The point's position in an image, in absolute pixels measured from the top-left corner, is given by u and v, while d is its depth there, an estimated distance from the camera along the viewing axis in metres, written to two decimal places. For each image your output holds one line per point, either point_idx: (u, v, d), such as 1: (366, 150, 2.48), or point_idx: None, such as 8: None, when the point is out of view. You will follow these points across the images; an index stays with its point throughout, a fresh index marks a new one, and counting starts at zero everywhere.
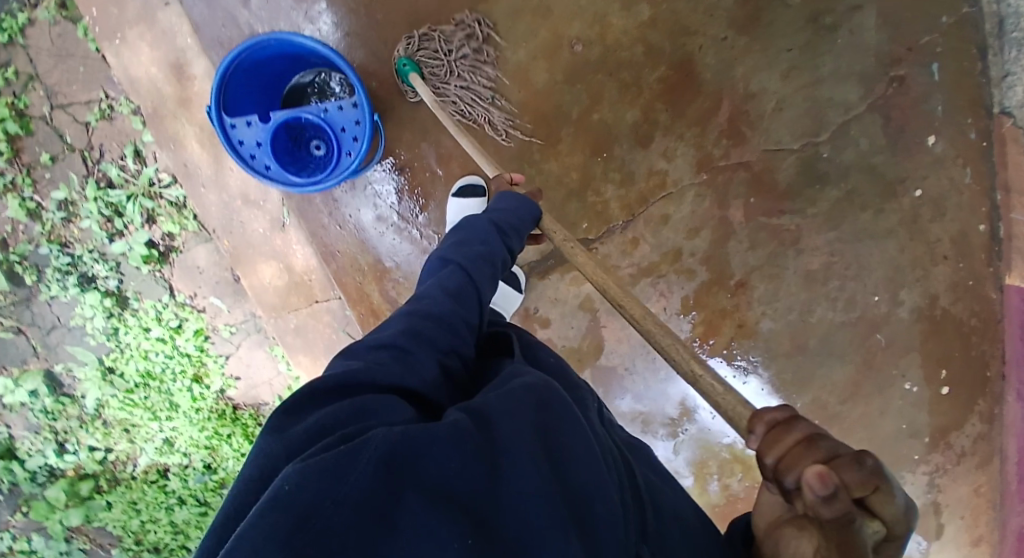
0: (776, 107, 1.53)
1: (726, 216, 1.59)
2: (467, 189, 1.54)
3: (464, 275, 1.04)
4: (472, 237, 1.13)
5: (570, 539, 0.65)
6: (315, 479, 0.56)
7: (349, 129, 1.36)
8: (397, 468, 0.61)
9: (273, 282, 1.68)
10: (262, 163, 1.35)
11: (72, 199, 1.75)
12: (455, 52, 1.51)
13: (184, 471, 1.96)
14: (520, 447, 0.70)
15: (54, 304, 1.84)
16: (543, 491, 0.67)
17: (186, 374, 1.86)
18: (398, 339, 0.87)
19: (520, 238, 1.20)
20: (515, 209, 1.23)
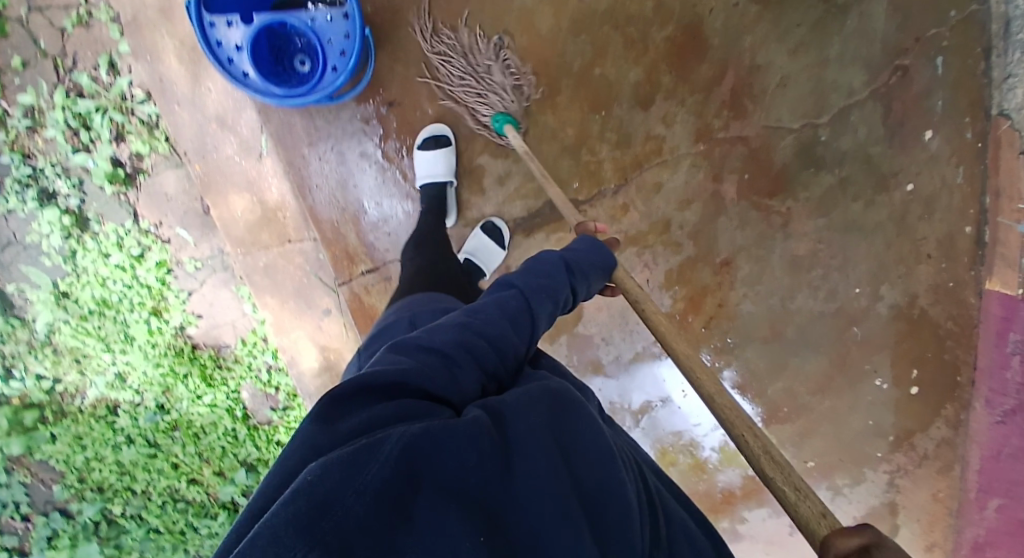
0: (780, 83, 1.49)
1: (719, 190, 1.56)
2: (432, 140, 1.51)
3: (524, 300, 0.96)
4: (540, 266, 1.03)
5: (575, 532, 0.70)
6: (338, 470, 0.59)
7: (337, 43, 1.30)
8: (416, 462, 0.64)
9: (244, 215, 1.61)
10: (239, 69, 1.29)
11: (40, 107, 1.65)
12: (453, 66, 1.47)
13: (135, 410, 1.89)
14: (534, 448, 0.74)
15: (11, 219, 1.74)
16: (551, 487, 0.72)
17: (144, 306, 1.78)
18: (447, 348, 0.83)
19: (590, 288, 1.10)
20: (582, 251, 1.11)
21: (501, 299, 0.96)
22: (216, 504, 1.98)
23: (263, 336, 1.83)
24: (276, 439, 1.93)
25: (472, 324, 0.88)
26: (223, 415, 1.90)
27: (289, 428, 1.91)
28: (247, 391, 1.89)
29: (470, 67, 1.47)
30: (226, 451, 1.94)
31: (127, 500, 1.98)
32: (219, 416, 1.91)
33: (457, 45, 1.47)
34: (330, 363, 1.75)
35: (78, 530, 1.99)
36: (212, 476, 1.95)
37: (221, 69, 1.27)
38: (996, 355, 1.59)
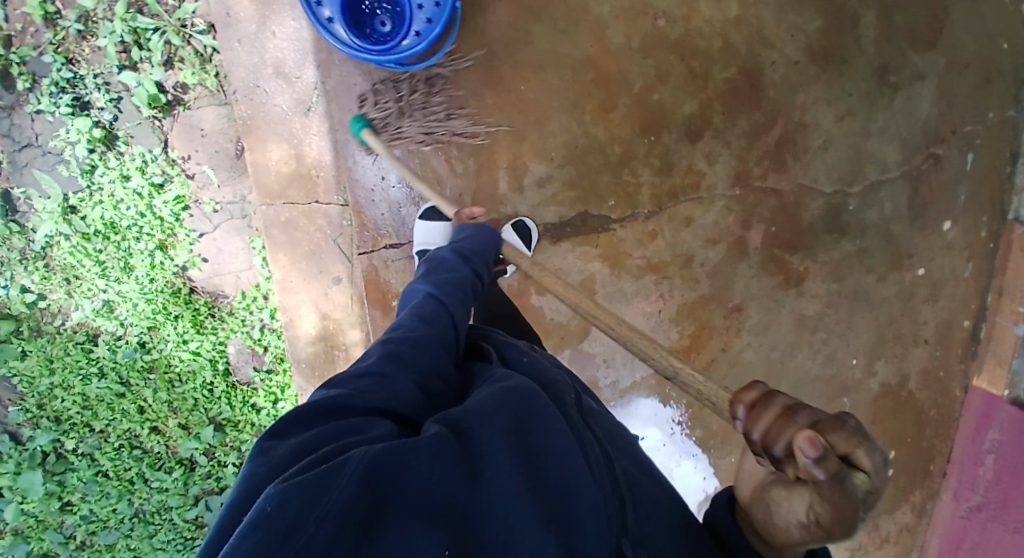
0: (822, 145, 1.55)
1: (745, 237, 1.60)
2: (434, 211, 1.54)
3: (434, 299, 1.09)
4: (435, 269, 1.19)
5: (545, 533, 0.72)
6: (298, 498, 0.60)
7: (426, 10, 1.36)
8: (377, 480, 0.65)
9: (278, 167, 1.62)
10: (325, 14, 1.32)
11: (95, 14, 1.63)
12: (397, 82, 1.53)
13: (115, 342, 1.84)
14: (495, 456, 0.77)
15: (38, 120, 1.70)
16: (517, 491, 0.74)
17: (152, 238, 1.75)
18: (376, 365, 0.89)
19: (485, 266, 1.29)
20: (478, 242, 1.32)
21: (414, 308, 1.07)
22: (173, 458, 1.93)
23: (265, 293, 1.81)
24: (251, 402, 1.88)
25: (392, 336, 0.97)
26: (204, 366, 1.86)
27: (269, 392, 1.87)
28: (234, 345, 1.86)
29: (414, 89, 1.52)
30: (197, 405, 1.88)
31: (82, 437, 1.90)
32: (200, 366, 1.86)
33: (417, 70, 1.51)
34: (327, 333, 1.74)
35: (23, 458, 1.89)
36: (175, 427, 1.90)
37: (308, 11, 1.30)
38: (972, 449, 1.63)
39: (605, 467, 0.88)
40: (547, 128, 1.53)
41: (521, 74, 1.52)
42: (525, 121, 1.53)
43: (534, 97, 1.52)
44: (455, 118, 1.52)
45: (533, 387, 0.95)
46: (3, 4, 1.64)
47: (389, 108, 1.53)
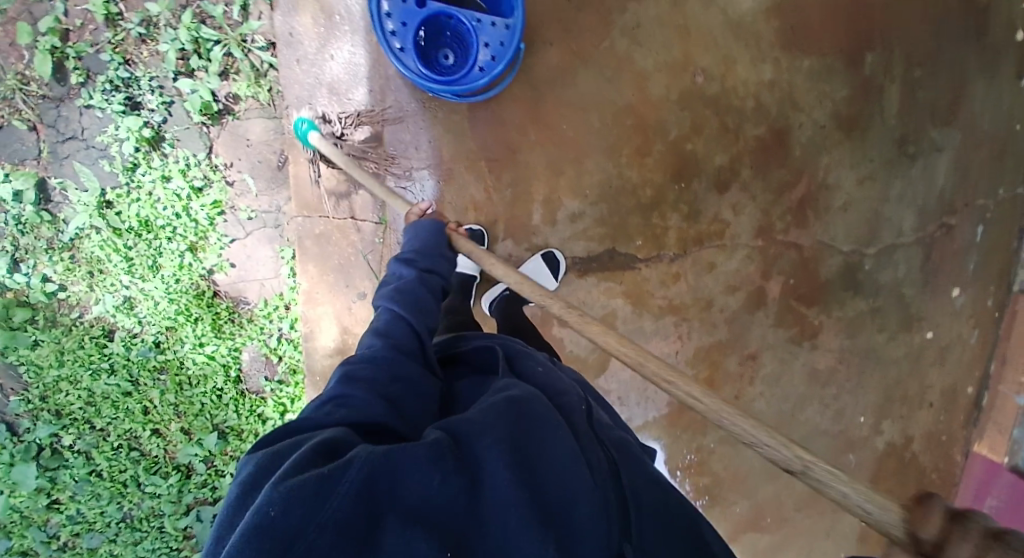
0: (842, 205, 1.63)
1: (765, 286, 1.65)
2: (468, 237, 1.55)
3: (385, 315, 1.16)
4: (385, 283, 1.26)
5: (542, 538, 0.78)
6: (298, 506, 0.69)
7: (492, 48, 1.42)
8: (374, 489, 0.74)
9: (318, 182, 1.68)
10: (396, 43, 1.38)
11: (158, 20, 1.69)
12: (343, 100, 1.59)
13: (130, 340, 1.83)
14: (493, 464, 0.82)
15: (87, 115, 1.75)
16: (516, 496, 0.80)
17: (184, 240, 1.78)
18: (337, 391, 0.96)
19: (443, 261, 1.33)
20: (424, 239, 1.35)
21: (369, 331, 1.15)
22: (170, 463, 1.90)
23: (288, 303, 1.84)
24: (258, 411, 1.88)
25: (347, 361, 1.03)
26: (217, 371, 1.86)
27: (277, 403, 1.88)
28: (248, 353, 1.87)
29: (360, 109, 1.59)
30: (203, 410, 1.87)
31: (80, 433, 1.86)
32: (213, 371, 1.86)
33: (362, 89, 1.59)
34: (345, 347, 1.76)
35: (17, 450, 1.84)
36: (178, 432, 1.87)
37: (376, 30, 1.36)
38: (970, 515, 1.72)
39: (609, 476, 0.91)
40: (584, 166, 1.59)
41: (563, 114, 1.57)
42: (564, 158, 1.59)
43: (574, 136, 1.58)
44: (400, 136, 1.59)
45: (537, 395, 0.99)
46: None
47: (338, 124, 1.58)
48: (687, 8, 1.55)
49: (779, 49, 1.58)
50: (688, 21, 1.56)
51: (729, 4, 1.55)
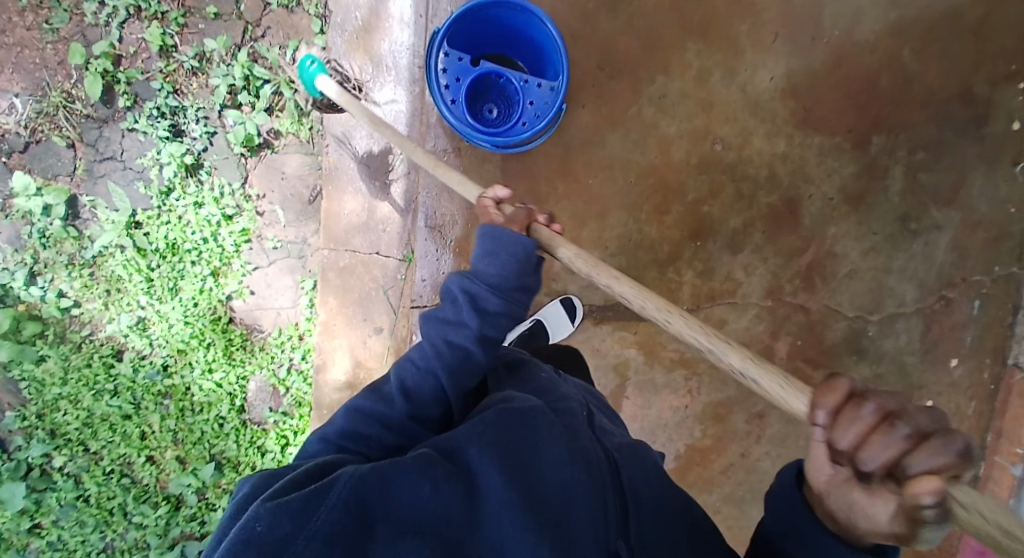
0: (848, 274, 1.68)
1: (773, 346, 1.70)
2: None
3: (421, 364, 1.09)
4: (444, 310, 1.10)
5: (536, 539, 0.86)
6: (286, 521, 0.76)
7: (536, 106, 1.53)
8: (362, 502, 0.80)
9: (350, 216, 1.72)
10: (449, 95, 1.49)
11: (212, 55, 1.78)
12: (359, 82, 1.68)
13: (138, 361, 1.82)
14: (487, 471, 0.90)
15: (128, 137, 1.81)
16: (506, 499, 0.88)
17: (208, 264, 1.80)
18: (333, 435, 1.04)
19: (519, 300, 1.07)
20: (501, 258, 1.06)
21: (406, 370, 1.10)
22: (160, 493, 1.84)
23: (302, 333, 1.84)
24: (259, 443, 1.83)
25: (359, 401, 1.08)
26: (222, 399, 1.83)
27: (280, 435, 1.83)
28: (255, 383, 1.85)
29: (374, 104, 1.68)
30: (202, 439, 1.83)
31: (73, 455, 1.81)
32: (218, 399, 1.83)
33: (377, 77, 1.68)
34: (356, 381, 1.75)
35: (5, 469, 1.79)
36: (173, 460, 1.83)
37: (428, 83, 1.46)
38: None
39: (609, 475, 0.95)
40: (607, 219, 1.67)
41: (591, 171, 1.67)
42: (588, 211, 1.67)
43: (600, 191, 1.67)
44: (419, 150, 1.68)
45: (532, 400, 1.03)
46: (122, 27, 1.78)
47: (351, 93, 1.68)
48: (710, 82, 1.65)
49: (792, 126, 1.65)
50: (711, 94, 1.65)
51: (748, 82, 1.65)
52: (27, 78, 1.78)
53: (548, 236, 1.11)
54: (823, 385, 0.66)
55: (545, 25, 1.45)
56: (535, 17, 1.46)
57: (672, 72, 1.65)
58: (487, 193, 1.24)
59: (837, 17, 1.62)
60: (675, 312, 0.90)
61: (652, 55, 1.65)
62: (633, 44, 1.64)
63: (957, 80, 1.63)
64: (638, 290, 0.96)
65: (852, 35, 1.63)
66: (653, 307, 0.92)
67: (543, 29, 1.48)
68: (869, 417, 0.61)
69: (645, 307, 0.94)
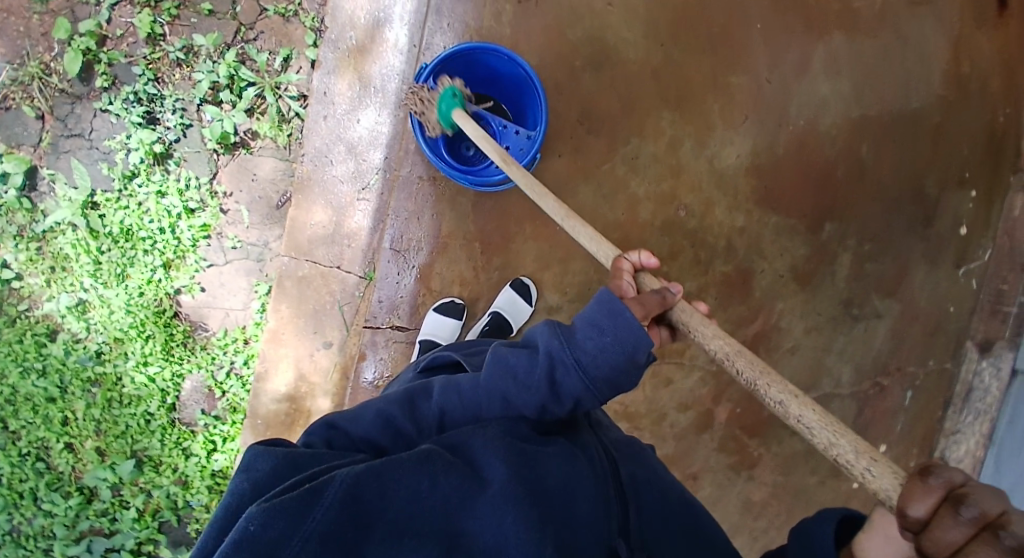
0: (790, 348, 1.71)
1: (713, 410, 1.74)
2: (449, 306, 1.66)
3: (473, 396, 0.97)
4: (516, 356, 0.95)
5: (538, 535, 0.85)
6: (279, 521, 0.75)
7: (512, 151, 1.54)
8: (357, 502, 0.80)
9: (316, 228, 1.72)
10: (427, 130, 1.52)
11: (199, 50, 1.77)
12: (363, 104, 1.70)
13: (72, 344, 1.75)
14: (489, 466, 0.90)
15: (100, 118, 1.78)
16: (509, 495, 0.87)
17: (161, 255, 1.76)
18: (347, 424, 0.98)
19: (601, 391, 0.91)
20: (604, 334, 0.89)
21: (451, 395, 0.98)
22: (73, 483, 1.76)
23: (248, 337, 1.80)
24: (184, 445, 1.77)
25: (392, 412, 0.98)
26: (152, 395, 1.77)
27: (207, 440, 1.77)
28: (191, 382, 1.80)
29: (368, 127, 1.70)
30: (126, 433, 1.76)
31: None
32: (148, 394, 1.76)
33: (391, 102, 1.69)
34: (296, 394, 1.72)
35: None
36: (91, 451, 1.75)
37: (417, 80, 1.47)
38: None
39: (609, 478, 0.98)
40: (570, 264, 1.69)
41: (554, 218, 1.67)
42: (548, 255, 1.69)
43: (564, 238, 1.68)
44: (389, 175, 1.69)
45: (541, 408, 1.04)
46: (112, 9, 1.77)
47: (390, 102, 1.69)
48: (681, 150, 1.66)
49: (752, 203, 1.68)
50: (680, 162, 1.66)
51: (716, 156, 1.66)
52: (9, 45, 1.76)
53: (695, 319, 1.03)
54: (914, 478, 0.66)
55: (532, 75, 1.45)
56: (522, 69, 1.49)
57: (646, 134, 1.66)
58: (631, 254, 1.14)
59: (804, 108, 1.68)
60: (881, 459, 0.77)
61: (628, 115, 1.65)
62: (611, 101, 1.65)
63: (908, 179, 1.71)
64: (825, 418, 0.83)
65: (815, 127, 1.68)
66: (850, 444, 0.79)
67: (529, 78, 1.49)
68: (967, 527, 0.61)
69: (836, 441, 0.81)
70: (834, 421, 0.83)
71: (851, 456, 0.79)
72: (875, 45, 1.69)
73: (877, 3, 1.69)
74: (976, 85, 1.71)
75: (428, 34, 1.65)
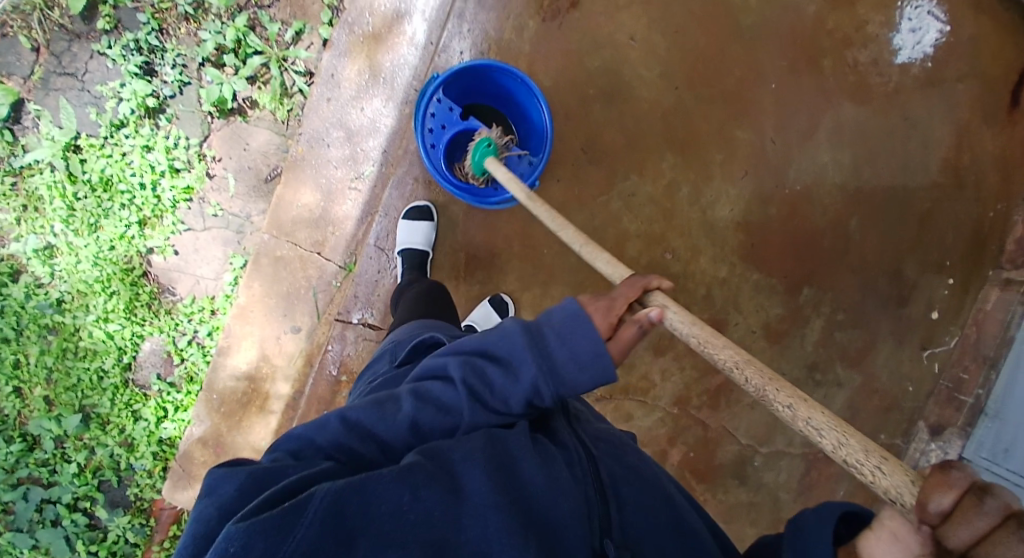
0: (750, 403, 1.77)
1: (668, 451, 1.75)
2: (417, 212, 1.63)
3: (448, 405, 0.94)
4: (491, 369, 0.95)
5: (522, 540, 0.81)
6: (259, 541, 0.71)
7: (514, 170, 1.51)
8: (339, 518, 0.76)
9: (302, 209, 1.69)
10: (431, 140, 1.48)
11: (210, 8, 1.72)
12: (368, 93, 1.66)
13: (34, 289, 1.70)
14: (467, 471, 0.85)
15: (96, 61, 1.72)
16: (490, 500, 0.83)
17: (137, 212, 1.72)
18: (312, 434, 0.91)
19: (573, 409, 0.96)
20: (586, 363, 0.93)
21: (424, 405, 0.94)
22: (17, 429, 1.72)
23: (215, 308, 1.76)
24: (134, 407, 1.74)
25: (364, 419, 0.92)
26: (109, 351, 1.72)
27: (159, 406, 1.74)
28: (150, 343, 1.76)
29: (365, 116, 1.67)
30: (76, 386, 1.71)
31: None
32: (104, 350, 1.72)
33: (397, 95, 1.66)
34: (256, 374, 1.70)
35: None
36: (38, 399, 1.71)
37: (420, 105, 1.43)
38: None
39: (590, 474, 0.94)
40: (550, 288, 1.67)
41: (544, 241, 1.67)
42: (529, 275, 1.67)
43: (548, 261, 1.67)
44: (379, 171, 1.67)
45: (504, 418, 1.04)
46: None
47: (392, 96, 1.66)
48: (677, 195, 1.67)
49: (737, 256, 1.69)
50: (674, 206, 1.66)
51: (709, 206, 1.67)
52: None
53: (703, 337, 0.98)
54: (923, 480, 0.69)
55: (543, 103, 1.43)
56: (534, 95, 1.48)
57: (645, 173, 1.66)
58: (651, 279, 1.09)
59: (802, 174, 1.69)
60: (891, 459, 0.74)
61: (632, 152, 1.65)
62: (616, 136, 1.65)
63: (889, 259, 1.74)
64: (834, 420, 0.80)
65: (811, 193, 1.70)
66: (859, 444, 0.76)
67: (538, 105, 1.48)
68: (991, 516, 0.57)
69: (844, 441, 0.77)
70: (840, 423, 0.80)
71: (861, 455, 0.75)
72: (882, 124, 1.71)
73: (891, 82, 1.71)
74: (971, 178, 1.75)
75: (444, 36, 1.63)
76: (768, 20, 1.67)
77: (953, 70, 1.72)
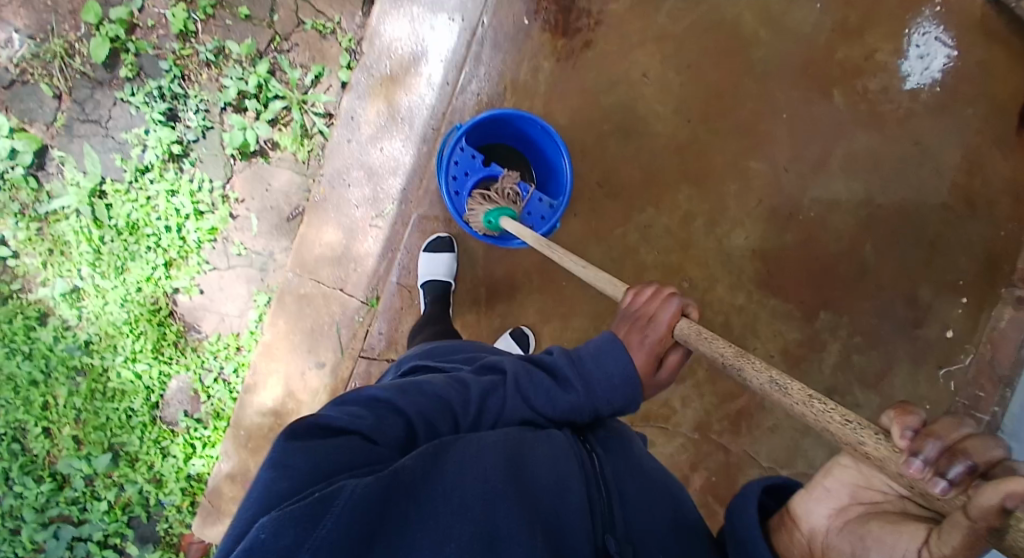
0: (770, 427, 1.77)
1: (689, 476, 1.78)
2: (437, 244, 1.66)
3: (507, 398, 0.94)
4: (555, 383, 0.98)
5: (529, 536, 0.75)
6: (289, 530, 0.66)
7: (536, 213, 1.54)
8: (370, 511, 0.70)
9: (325, 246, 1.72)
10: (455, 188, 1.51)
11: (230, 54, 1.76)
12: (388, 134, 1.70)
13: (62, 332, 1.74)
14: (476, 462, 0.80)
15: (119, 108, 1.76)
16: (499, 492, 0.78)
17: (164, 254, 1.75)
18: (396, 397, 0.87)
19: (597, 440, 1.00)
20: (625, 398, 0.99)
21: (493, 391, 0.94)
22: (47, 469, 1.75)
23: (240, 346, 1.78)
24: (162, 445, 1.76)
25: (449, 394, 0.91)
26: (137, 391, 1.76)
27: (187, 443, 1.76)
28: (177, 381, 1.79)
29: (385, 157, 1.70)
30: (104, 426, 1.74)
31: None
32: (133, 391, 1.75)
33: (415, 134, 1.69)
34: (282, 410, 1.71)
35: None
36: (68, 439, 1.74)
37: (445, 157, 1.46)
38: None
39: (594, 473, 0.89)
40: (570, 320, 1.67)
41: (563, 274, 1.69)
42: (549, 308, 1.68)
43: (568, 294, 1.68)
44: (399, 209, 1.70)
45: None
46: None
47: (411, 137, 1.69)
48: (693, 226, 1.69)
49: (754, 284, 1.71)
50: (690, 236, 1.69)
51: (725, 237, 1.70)
52: (36, 19, 1.76)
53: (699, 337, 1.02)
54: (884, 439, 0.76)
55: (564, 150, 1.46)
56: (553, 140, 1.50)
57: (661, 206, 1.69)
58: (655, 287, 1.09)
59: (816, 201, 1.72)
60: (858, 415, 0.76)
61: (647, 185, 1.69)
62: (632, 172, 1.69)
63: (905, 282, 1.73)
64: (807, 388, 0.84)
65: (825, 220, 1.72)
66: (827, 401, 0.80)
67: (558, 149, 1.51)
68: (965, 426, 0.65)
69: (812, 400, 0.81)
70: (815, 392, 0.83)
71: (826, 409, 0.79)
72: (893, 150, 1.73)
73: (901, 109, 1.73)
74: (985, 201, 1.73)
75: (461, 77, 1.67)
76: (778, 53, 1.71)
77: (963, 95, 1.73)
